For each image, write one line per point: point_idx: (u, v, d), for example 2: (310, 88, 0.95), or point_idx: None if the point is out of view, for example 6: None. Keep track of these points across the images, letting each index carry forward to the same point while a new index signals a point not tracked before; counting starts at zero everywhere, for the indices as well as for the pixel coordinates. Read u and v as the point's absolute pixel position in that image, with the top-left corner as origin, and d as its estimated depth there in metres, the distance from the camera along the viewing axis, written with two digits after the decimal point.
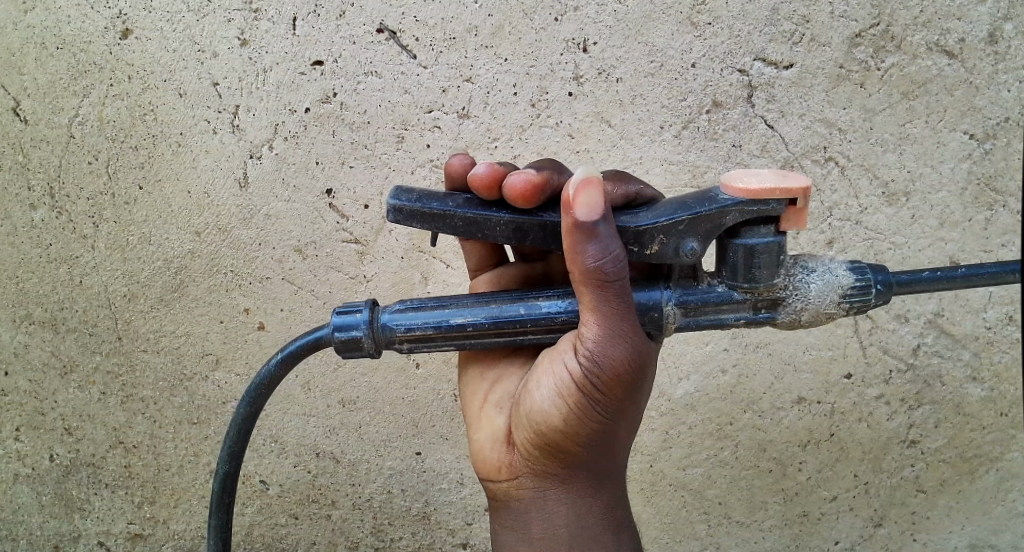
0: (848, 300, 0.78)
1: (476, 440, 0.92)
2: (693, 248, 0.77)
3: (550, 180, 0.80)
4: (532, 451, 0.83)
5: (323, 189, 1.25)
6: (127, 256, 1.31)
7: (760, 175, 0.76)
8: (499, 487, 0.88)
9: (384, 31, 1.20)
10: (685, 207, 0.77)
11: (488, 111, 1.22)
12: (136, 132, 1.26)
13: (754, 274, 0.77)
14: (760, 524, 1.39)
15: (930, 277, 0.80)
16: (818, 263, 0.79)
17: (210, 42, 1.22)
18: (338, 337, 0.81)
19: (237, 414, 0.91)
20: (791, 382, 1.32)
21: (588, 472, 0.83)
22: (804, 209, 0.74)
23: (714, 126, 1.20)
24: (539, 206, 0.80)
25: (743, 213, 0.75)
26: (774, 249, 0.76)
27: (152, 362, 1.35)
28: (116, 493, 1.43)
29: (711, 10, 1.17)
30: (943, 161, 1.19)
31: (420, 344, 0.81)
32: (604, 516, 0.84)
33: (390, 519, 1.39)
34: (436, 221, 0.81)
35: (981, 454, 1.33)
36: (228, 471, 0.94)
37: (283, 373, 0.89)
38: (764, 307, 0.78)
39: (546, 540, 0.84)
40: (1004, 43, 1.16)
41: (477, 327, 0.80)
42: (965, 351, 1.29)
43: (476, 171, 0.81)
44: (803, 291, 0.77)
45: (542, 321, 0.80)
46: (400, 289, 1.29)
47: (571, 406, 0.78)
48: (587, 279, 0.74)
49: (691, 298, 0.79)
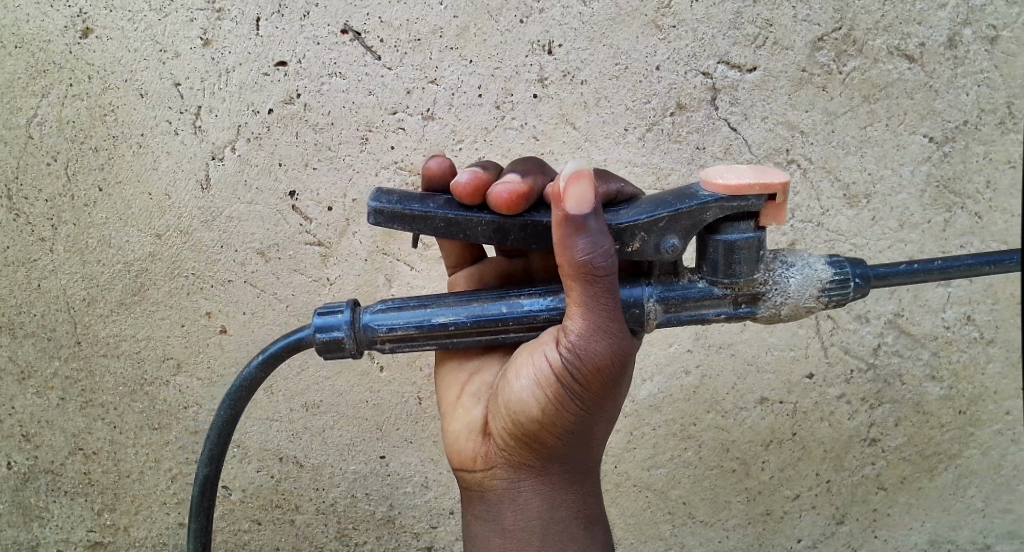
0: (827, 294, 0.76)
1: (450, 430, 0.89)
2: (674, 245, 0.75)
3: (536, 187, 0.80)
4: (508, 441, 0.80)
5: (286, 191, 1.24)
6: (86, 259, 1.28)
7: (738, 170, 0.74)
8: (473, 477, 0.85)
9: (349, 31, 1.19)
10: (665, 204, 0.75)
11: (452, 113, 1.21)
12: (96, 133, 1.23)
13: (734, 269, 0.75)
14: (724, 523, 1.41)
15: (908, 270, 0.78)
16: (796, 257, 0.77)
17: (172, 42, 1.20)
18: (319, 338, 0.79)
19: (217, 418, 0.89)
20: (753, 382, 1.33)
21: (564, 464, 0.81)
22: (783, 204, 0.72)
23: (678, 128, 1.21)
24: (526, 208, 0.79)
25: (722, 209, 0.73)
26: (754, 245, 0.74)
27: (112, 367, 1.33)
28: (75, 500, 1.41)
29: (676, 13, 1.18)
30: (903, 163, 1.21)
31: (401, 344, 0.80)
32: (580, 509, 0.82)
33: (355, 524, 1.38)
34: (416, 222, 0.79)
35: (940, 451, 1.35)
36: (207, 473, 0.92)
37: (264, 375, 0.87)
38: (744, 302, 0.77)
39: (518, 533, 0.81)
40: (962, 48, 1.18)
41: (459, 326, 0.78)
42: (924, 350, 1.31)
43: (459, 179, 0.80)
44: (782, 285, 0.76)
45: (525, 320, 0.78)
46: (364, 291, 1.28)
47: (551, 398, 0.75)
48: (576, 273, 0.71)
49: (672, 294, 0.77)
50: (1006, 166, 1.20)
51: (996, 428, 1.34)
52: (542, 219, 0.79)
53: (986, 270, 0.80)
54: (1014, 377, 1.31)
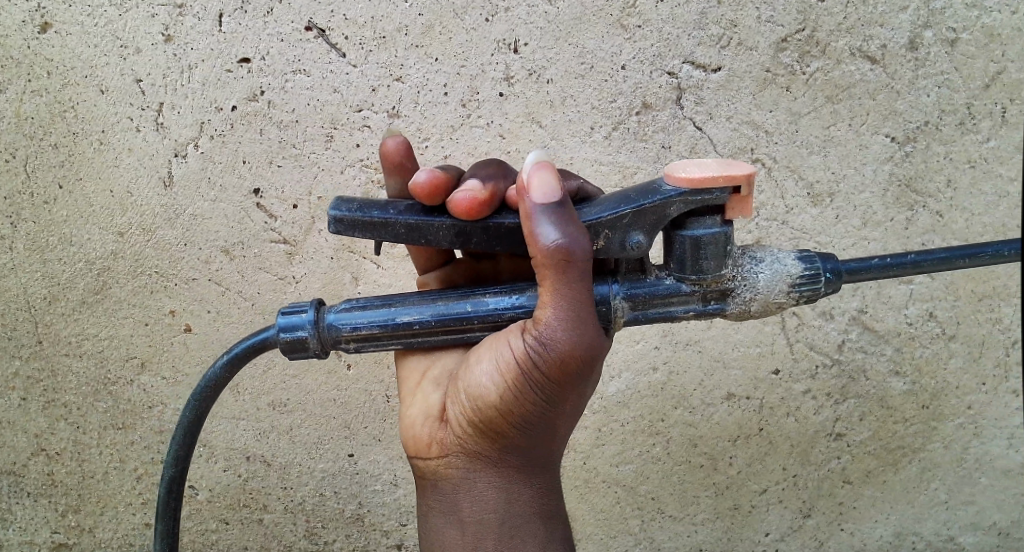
0: (797, 290, 0.73)
1: (408, 415, 0.89)
2: (639, 241, 0.73)
3: (498, 192, 0.79)
4: (466, 429, 0.79)
5: (251, 188, 1.23)
6: (47, 258, 1.27)
7: (704, 164, 0.72)
8: (429, 465, 0.84)
9: (313, 28, 1.18)
10: (628, 200, 0.72)
11: (418, 111, 1.21)
12: (55, 130, 1.22)
13: (701, 266, 0.72)
14: (692, 518, 1.43)
15: (879, 265, 0.77)
16: (766, 252, 0.74)
17: (133, 38, 1.18)
18: (284, 337, 0.78)
19: (184, 419, 0.88)
20: (720, 378, 1.35)
21: (523, 456, 0.80)
22: (748, 197, 0.70)
23: (644, 127, 1.22)
24: (488, 213, 0.78)
25: (686, 204, 0.70)
26: (720, 240, 0.72)
27: (74, 366, 1.31)
28: (39, 502, 1.40)
29: (641, 13, 1.18)
30: (865, 162, 1.23)
31: (366, 343, 0.78)
32: (536, 503, 0.81)
33: (324, 522, 1.38)
34: (377, 229, 0.78)
35: (903, 445, 1.38)
36: (173, 475, 0.91)
37: (229, 375, 0.86)
38: (713, 299, 0.74)
39: (472, 524, 0.81)
40: (923, 49, 1.19)
41: (423, 325, 0.77)
42: (888, 346, 1.32)
43: (418, 177, 0.78)
44: (751, 281, 0.73)
45: (490, 318, 0.77)
46: (330, 289, 1.27)
47: (512, 387, 0.73)
48: (547, 259, 0.69)
49: (639, 292, 0.74)
50: (967, 165, 1.22)
51: (959, 422, 1.36)
52: (504, 220, 0.78)
53: (957, 264, 0.78)
54: (977, 372, 1.33)
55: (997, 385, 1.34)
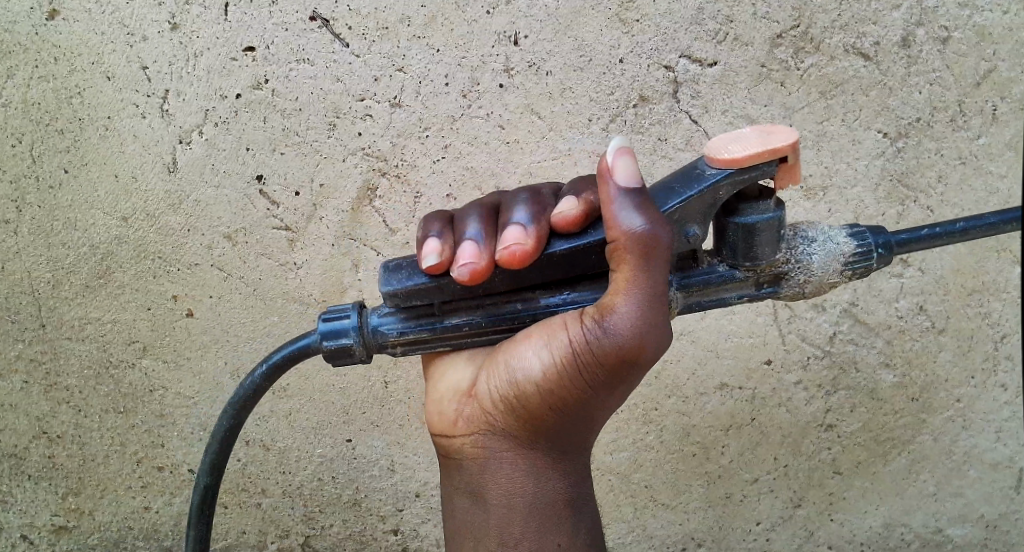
0: (851, 267, 0.74)
1: (435, 391, 0.91)
2: (695, 233, 0.72)
3: (542, 232, 0.77)
4: (499, 408, 0.81)
5: (253, 175, 1.25)
6: (50, 242, 1.29)
7: (743, 138, 0.69)
8: (455, 444, 0.86)
9: (317, 18, 1.20)
10: (673, 193, 0.70)
11: (419, 101, 1.23)
12: (62, 115, 1.24)
13: (754, 252, 0.72)
14: (685, 506, 1.45)
15: (929, 236, 0.76)
16: (817, 231, 0.75)
17: (139, 25, 1.20)
18: (327, 345, 0.79)
19: (220, 427, 0.89)
20: (713, 368, 1.37)
21: (557, 442, 0.81)
22: (795, 165, 0.69)
23: (640, 120, 1.24)
24: (540, 249, 0.75)
25: (734, 184, 0.69)
26: (774, 224, 0.71)
27: (76, 350, 1.34)
28: (39, 485, 1.43)
29: (639, 7, 1.20)
30: (858, 158, 1.25)
31: (413, 347, 0.79)
32: (565, 487, 0.82)
33: (321, 507, 1.41)
34: (432, 293, 0.76)
35: (893, 437, 1.40)
36: (210, 482, 0.93)
37: (268, 385, 0.86)
38: (766, 283, 0.75)
39: (500, 505, 0.83)
40: (916, 48, 1.22)
41: (473, 326, 0.77)
42: (878, 339, 1.35)
43: (456, 275, 0.75)
44: (806, 264, 0.73)
45: (541, 315, 0.78)
46: (331, 276, 1.29)
47: (562, 371, 0.74)
48: (632, 244, 0.67)
49: (692, 281, 0.74)
50: (957, 161, 1.24)
51: (947, 415, 1.38)
52: (555, 249, 0.75)
53: (1005, 228, 0.77)
54: (967, 365, 1.35)
55: (987, 379, 1.36)
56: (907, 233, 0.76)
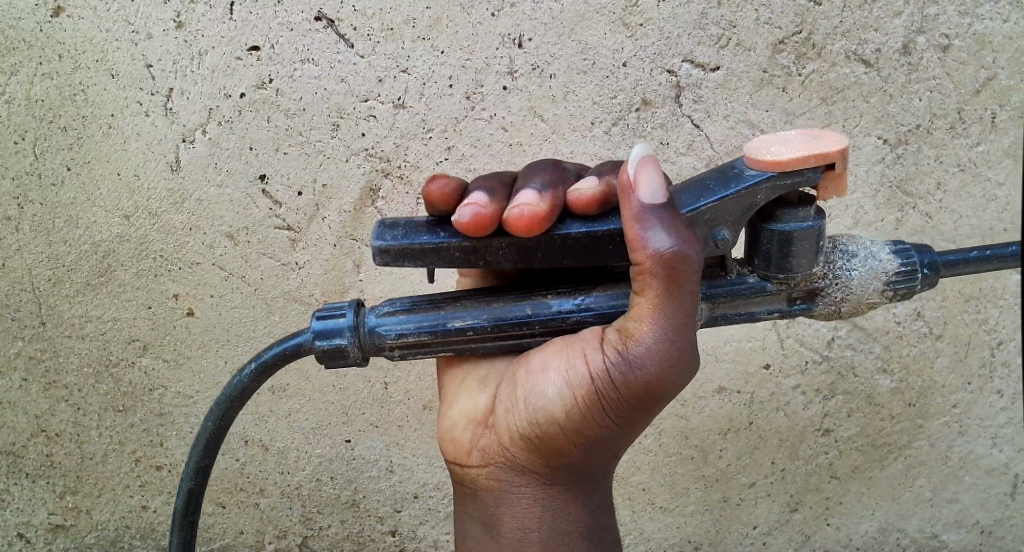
0: (893, 287, 0.75)
1: (449, 417, 0.91)
2: (724, 237, 0.72)
3: (556, 202, 0.77)
4: (515, 439, 0.80)
5: (256, 175, 1.25)
6: (52, 240, 1.29)
7: (788, 141, 0.70)
8: (470, 474, 0.86)
9: (322, 19, 1.20)
10: (708, 191, 0.71)
11: (423, 102, 1.23)
12: (66, 113, 1.23)
13: (789, 264, 0.73)
14: (682, 509, 1.46)
15: (977, 258, 0.78)
16: (858, 246, 0.76)
17: (146, 24, 1.20)
18: (319, 344, 0.78)
19: (205, 429, 0.88)
20: (711, 372, 1.37)
21: (574, 475, 0.81)
22: (842, 174, 0.69)
23: (643, 123, 1.24)
24: (553, 224, 0.76)
25: (773, 189, 0.69)
26: (813, 236, 0.71)
27: (76, 348, 1.34)
28: (37, 483, 1.42)
29: (643, 12, 1.20)
30: (858, 163, 1.26)
31: (413, 350, 0.79)
32: (582, 519, 0.82)
33: (319, 508, 1.41)
34: (428, 254, 0.76)
35: (890, 442, 1.41)
36: (192, 489, 0.91)
37: (255, 386, 0.85)
38: (800, 299, 0.75)
39: (516, 538, 0.83)
40: (917, 55, 1.22)
41: (478, 330, 0.77)
42: (876, 344, 1.35)
43: (461, 216, 0.75)
44: (844, 280, 0.74)
45: (552, 322, 0.77)
46: (332, 276, 1.29)
47: (585, 405, 0.74)
48: (659, 267, 0.67)
49: (720, 291, 0.75)
50: (956, 168, 1.26)
51: (944, 421, 1.39)
52: (570, 231, 0.75)
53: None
54: (963, 371, 1.36)
55: (983, 385, 1.36)
56: (955, 254, 0.78)
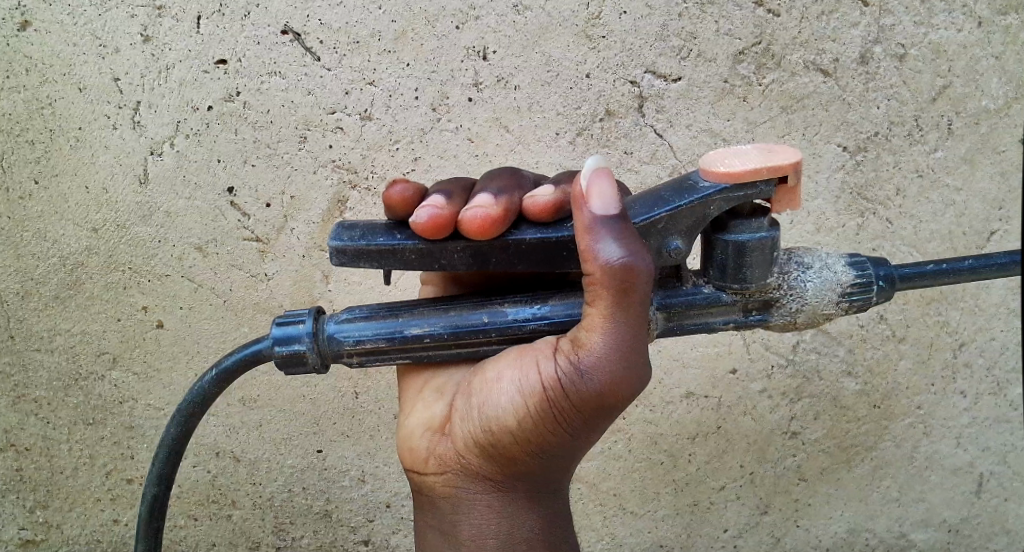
0: (848, 298, 0.77)
1: (409, 425, 0.92)
2: (678, 247, 0.74)
3: (511, 207, 0.79)
4: (470, 446, 0.82)
5: (225, 187, 1.26)
6: (20, 253, 1.29)
7: (745, 154, 0.72)
8: (428, 481, 0.88)
9: (289, 32, 1.21)
10: (662, 202, 0.73)
11: (390, 114, 1.25)
12: (33, 126, 1.24)
13: (744, 274, 0.74)
14: (653, 514, 1.48)
15: (934, 271, 0.80)
16: (814, 259, 0.78)
17: (113, 37, 1.21)
18: (279, 350, 0.79)
19: (168, 435, 0.89)
20: (678, 377, 1.40)
21: (530, 482, 0.82)
22: (796, 188, 0.71)
23: (607, 133, 1.27)
24: (507, 228, 0.78)
25: (727, 200, 0.71)
26: (767, 246, 0.72)
27: (45, 361, 1.34)
28: (7, 498, 1.42)
29: (605, 24, 1.23)
30: (818, 171, 1.29)
31: (371, 357, 0.80)
32: (539, 526, 0.84)
33: (292, 519, 1.41)
34: (384, 257, 0.77)
35: (856, 444, 1.43)
36: (157, 493, 0.93)
37: (217, 391, 0.87)
38: (755, 310, 0.77)
39: (472, 546, 0.84)
40: (873, 64, 1.26)
41: (435, 337, 0.79)
42: (840, 347, 1.38)
43: (418, 219, 0.77)
44: (798, 291, 0.76)
45: (508, 329, 0.78)
46: (302, 287, 1.30)
47: (537, 414, 0.75)
48: (609, 277, 0.68)
49: (676, 301, 0.77)
50: (915, 174, 1.29)
51: (908, 422, 1.42)
52: (525, 237, 0.77)
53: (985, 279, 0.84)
54: (926, 373, 1.39)
55: (946, 386, 1.39)
56: (912, 268, 0.79)
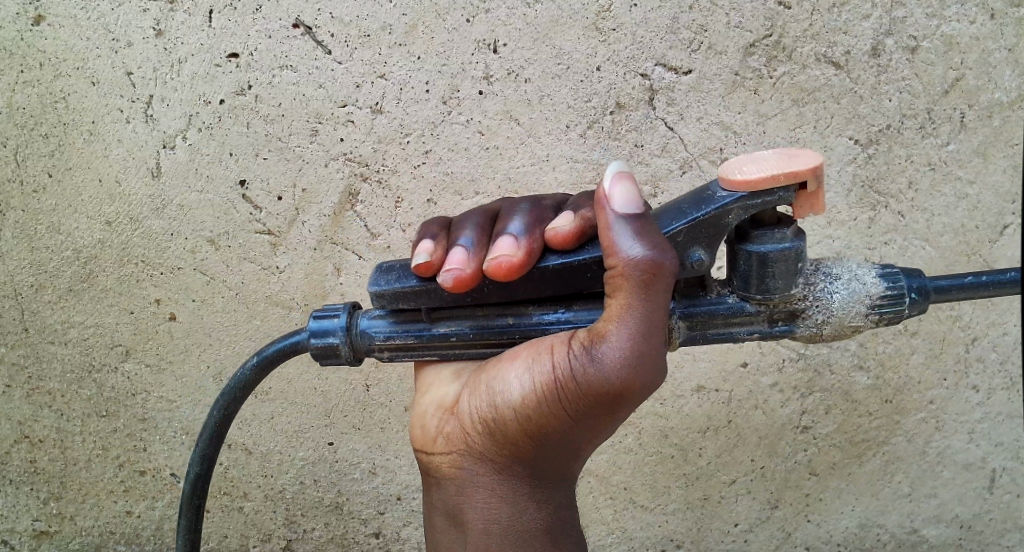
0: (879, 311, 0.75)
1: (421, 404, 0.93)
2: (700, 258, 0.73)
3: (534, 246, 0.78)
4: (478, 428, 0.82)
5: (236, 180, 1.27)
6: (33, 246, 1.30)
7: (761, 160, 0.71)
8: (434, 461, 0.88)
9: (300, 25, 1.22)
10: (681, 215, 0.73)
11: (400, 107, 1.25)
12: (46, 120, 1.25)
13: (768, 284, 0.73)
14: (663, 508, 1.48)
15: (973, 283, 0.77)
16: (843, 270, 0.76)
17: (125, 31, 1.22)
18: (315, 342, 0.82)
19: (210, 419, 0.90)
20: (690, 371, 1.40)
21: (537, 470, 0.82)
22: (816, 192, 0.70)
23: (617, 126, 1.27)
24: (533, 262, 0.77)
25: (745, 209, 0.71)
26: (791, 256, 0.71)
27: (59, 354, 1.35)
28: (22, 489, 1.44)
29: (615, 16, 1.23)
30: (830, 164, 1.29)
31: (400, 353, 0.82)
32: (543, 515, 0.83)
33: (303, 510, 1.42)
34: (418, 296, 0.78)
35: (868, 439, 1.42)
36: (200, 472, 0.93)
37: (257, 377, 0.87)
38: (781, 320, 0.75)
39: (474, 529, 0.84)
40: (885, 57, 1.25)
41: (461, 336, 0.80)
42: (852, 341, 1.37)
43: (441, 282, 0.77)
44: (824, 303, 0.74)
45: (531, 332, 0.79)
46: (313, 280, 1.30)
47: (547, 400, 0.75)
48: (632, 270, 0.68)
49: (697, 310, 0.76)
50: (927, 167, 1.28)
51: (920, 417, 1.41)
52: (549, 263, 0.77)
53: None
54: (939, 367, 1.38)
55: (959, 381, 1.38)
56: (947, 280, 0.77)
